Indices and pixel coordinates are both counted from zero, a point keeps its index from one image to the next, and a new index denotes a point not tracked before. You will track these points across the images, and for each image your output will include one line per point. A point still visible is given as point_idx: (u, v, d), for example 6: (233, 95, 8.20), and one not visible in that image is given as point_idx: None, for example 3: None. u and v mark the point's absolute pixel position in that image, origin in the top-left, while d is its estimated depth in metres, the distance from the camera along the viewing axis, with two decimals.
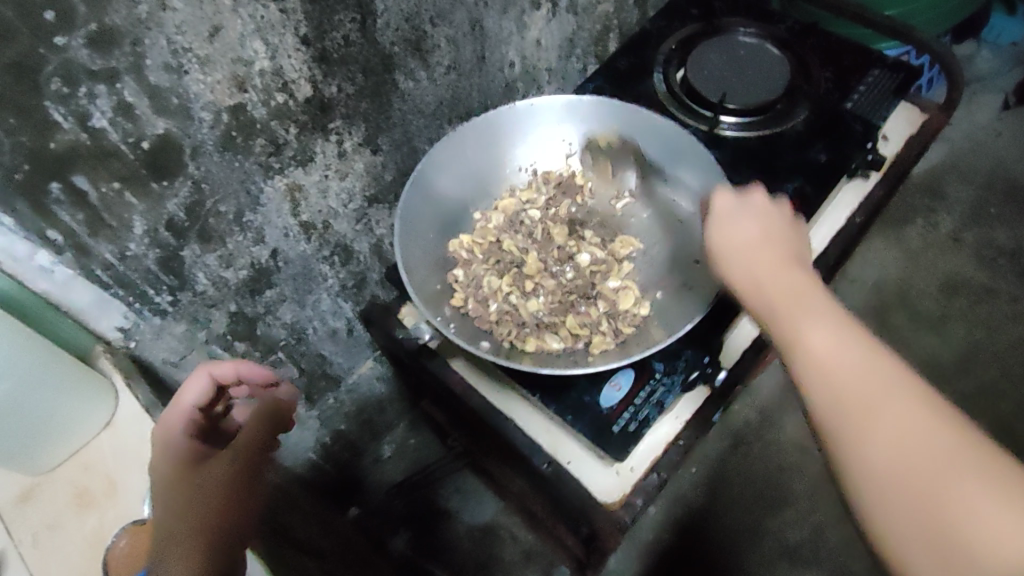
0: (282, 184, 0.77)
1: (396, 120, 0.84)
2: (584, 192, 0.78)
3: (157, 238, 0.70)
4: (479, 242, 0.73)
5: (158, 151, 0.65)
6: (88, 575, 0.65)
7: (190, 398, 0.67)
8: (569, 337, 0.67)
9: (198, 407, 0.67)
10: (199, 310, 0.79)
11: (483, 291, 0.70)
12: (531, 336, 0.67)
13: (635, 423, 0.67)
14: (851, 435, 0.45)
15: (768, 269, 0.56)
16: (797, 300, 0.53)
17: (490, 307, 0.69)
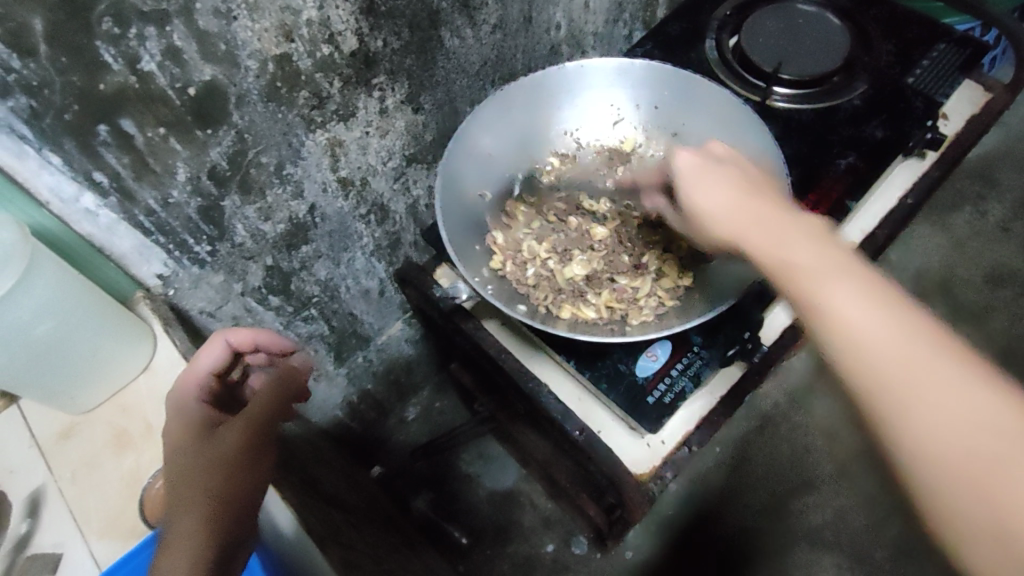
0: (323, 139, 0.77)
1: (440, 79, 0.83)
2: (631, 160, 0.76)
3: (199, 186, 0.70)
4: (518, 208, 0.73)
5: (203, 98, 0.64)
6: (122, 513, 0.66)
7: (206, 363, 0.65)
8: (605, 309, 0.67)
9: (213, 372, 0.66)
10: (237, 262, 0.79)
11: (522, 256, 0.70)
12: (567, 303, 0.67)
13: (670, 395, 0.66)
14: (913, 400, 0.42)
15: (741, 203, 0.56)
16: (778, 255, 0.51)
17: (527, 271, 0.69)
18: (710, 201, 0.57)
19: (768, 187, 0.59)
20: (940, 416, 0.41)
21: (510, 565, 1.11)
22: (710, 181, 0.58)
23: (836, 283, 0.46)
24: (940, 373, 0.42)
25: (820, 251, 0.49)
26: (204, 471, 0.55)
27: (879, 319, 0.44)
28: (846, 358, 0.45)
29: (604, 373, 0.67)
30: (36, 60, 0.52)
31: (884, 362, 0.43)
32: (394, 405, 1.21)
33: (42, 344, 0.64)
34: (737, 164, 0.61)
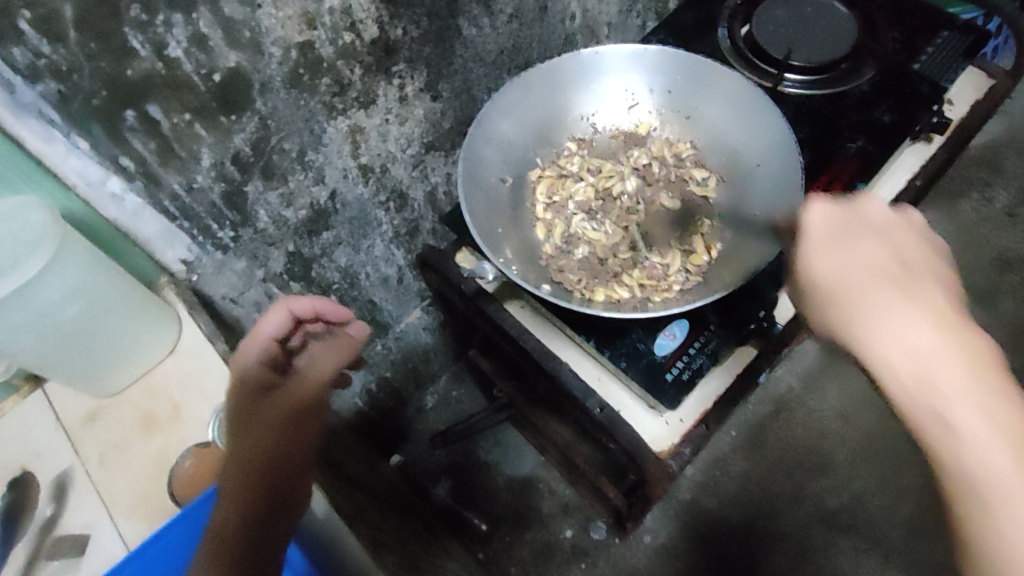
0: (344, 125, 0.78)
1: (457, 67, 0.85)
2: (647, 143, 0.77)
3: (222, 172, 0.70)
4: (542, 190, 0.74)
5: (228, 84, 0.65)
6: (150, 493, 0.67)
7: (268, 330, 0.65)
8: (635, 286, 0.68)
9: (275, 338, 0.66)
10: (259, 248, 0.80)
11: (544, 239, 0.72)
12: (598, 286, 0.68)
13: (688, 372, 0.68)
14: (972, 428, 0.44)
15: (871, 275, 0.51)
16: (929, 352, 0.47)
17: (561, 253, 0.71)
18: (842, 269, 0.52)
19: (932, 262, 0.53)
20: (1003, 470, 0.42)
21: (529, 551, 1.14)
22: (856, 246, 0.53)
23: (979, 370, 0.46)
24: (1000, 447, 0.43)
25: (943, 350, 0.47)
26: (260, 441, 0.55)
27: (984, 405, 0.44)
28: (947, 429, 0.45)
29: (625, 350, 0.68)
30: (65, 45, 0.53)
31: (997, 447, 0.43)
32: (413, 395, 1.24)
33: (71, 326, 0.65)
34: (897, 235, 0.54)
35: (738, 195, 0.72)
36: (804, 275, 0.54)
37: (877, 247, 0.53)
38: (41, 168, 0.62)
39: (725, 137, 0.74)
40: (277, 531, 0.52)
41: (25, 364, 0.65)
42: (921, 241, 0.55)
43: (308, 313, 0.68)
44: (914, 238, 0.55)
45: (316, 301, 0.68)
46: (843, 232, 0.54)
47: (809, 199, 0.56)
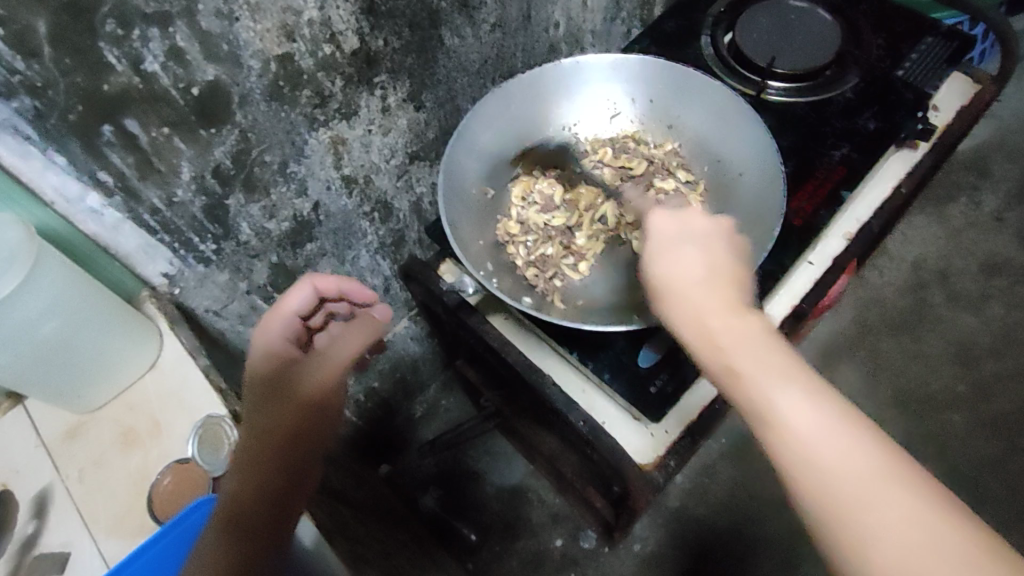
0: (326, 137, 0.78)
1: (440, 77, 0.84)
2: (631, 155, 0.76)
3: (204, 185, 0.70)
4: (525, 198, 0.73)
5: (207, 97, 0.64)
6: (128, 511, 0.66)
7: (293, 306, 0.69)
8: (612, 296, 0.68)
9: (299, 314, 0.70)
10: (242, 260, 0.80)
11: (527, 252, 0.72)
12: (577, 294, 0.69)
13: (672, 383, 0.67)
14: (799, 434, 0.46)
15: (709, 283, 0.53)
16: (740, 345, 0.49)
17: (542, 263, 0.71)
18: (680, 276, 0.54)
19: (734, 266, 0.55)
20: (829, 458, 0.44)
21: (519, 561, 1.14)
22: (682, 256, 0.55)
23: (776, 370, 0.48)
24: (829, 441, 0.45)
25: (761, 355, 0.49)
26: (286, 412, 0.58)
27: (802, 406, 0.46)
28: (806, 463, 0.45)
29: (608, 361, 0.68)
30: (39, 61, 0.52)
31: (818, 434, 0.45)
32: (402, 403, 1.23)
33: (50, 342, 0.65)
34: (709, 241, 0.56)
35: (723, 199, 0.71)
36: (648, 285, 0.56)
37: (703, 258, 0.54)
38: (16, 184, 0.61)
39: (707, 145, 0.73)
40: (289, 509, 0.54)
41: (2, 381, 0.64)
42: (732, 246, 0.56)
43: (334, 292, 0.71)
44: (728, 244, 0.56)
45: (342, 282, 0.72)
46: (677, 249, 0.55)
47: (649, 215, 0.59)
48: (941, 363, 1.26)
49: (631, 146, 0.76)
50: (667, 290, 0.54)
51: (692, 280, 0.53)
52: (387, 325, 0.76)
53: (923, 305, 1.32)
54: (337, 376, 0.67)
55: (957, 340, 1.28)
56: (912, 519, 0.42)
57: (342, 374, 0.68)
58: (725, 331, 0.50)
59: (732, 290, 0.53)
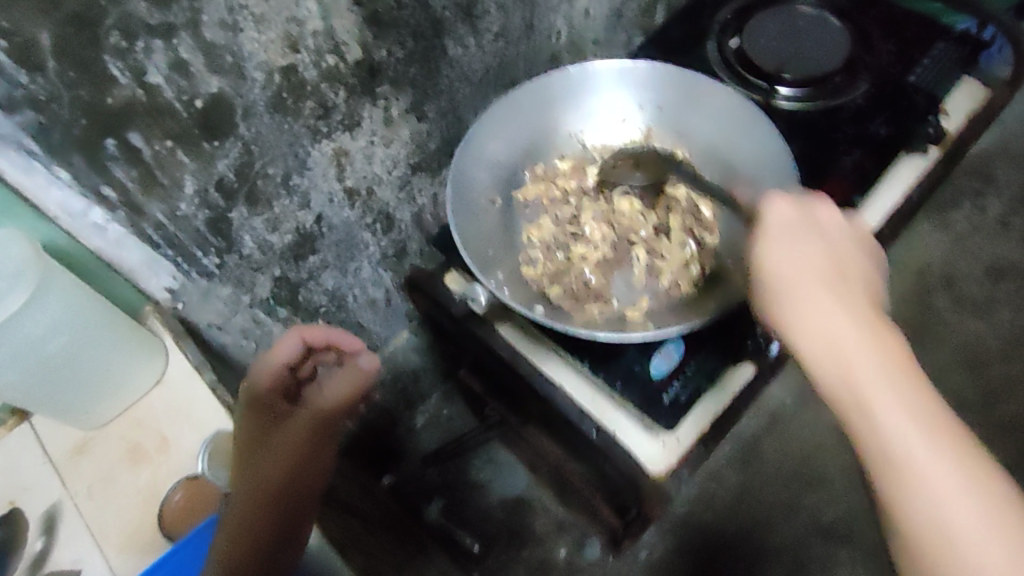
0: (329, 148, 0.77)
1: (443, 87, 0.84)
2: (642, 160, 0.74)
3: (207, 198, 0.69)
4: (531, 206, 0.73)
5: (211, 110, 0.64)
6: (137, 528, 0.66)
7: (283, 358, 0.70)
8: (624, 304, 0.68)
9: (287, 365, 0.70)
10: (245, 274, 0.79)
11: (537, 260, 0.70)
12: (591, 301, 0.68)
13: (685, 393, 0.67)
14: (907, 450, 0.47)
15: (817, 273, 0.54)
16: (856, 356, 0.51)
17: (553, 272, 0.70)
18: (797, 266, 0.55)
19: (861, 273, 0.56)
20: (936, 487, 0.46)
21: (525, 569, 1.13)
22: (797, 248, 0.55)
23: (895, 389, 0.49)
24: (944, 474, 0.46)
25: (874, 364, 0.50)
26: (267, 475, 0.59)
27: (918, 423, 0.48)
28: (911, 480, 0.46)
29: (620, 373, 0.68)
30: (43, 75, 0.52)
31: (920, 448, 0.47)
32: (404, 414, 1.22)
33: (54, 359, 0.64)
34: (837, 240, 0.57)
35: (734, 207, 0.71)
36: (757, 273, 0.56)
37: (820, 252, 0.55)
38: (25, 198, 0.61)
39: (715, 151, 0.73)
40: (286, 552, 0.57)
41: (7, 398, 0.64)
42: (863, 254, 0.58)
43: (322, 343, 0.72)
44: (854, 247, 0.58)
45: (332, 333, 0.73)
46: (805, 236, 0.56)
47: (769, 198, 0.58)
48: (947, 368, 1.25)
49: (641, 153, 0.75)
50: (777, 276, 0.55)
51: (815, 263, 0.55)
52: (374, 377, 0.76)
53: (927, 310, 1.31)
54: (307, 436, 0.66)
55: (962, 345, 1.28)
56: (998, 558, 0.44)
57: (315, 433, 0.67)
58: (842, 320, 0.52)
59: (860, 291, 0.55)
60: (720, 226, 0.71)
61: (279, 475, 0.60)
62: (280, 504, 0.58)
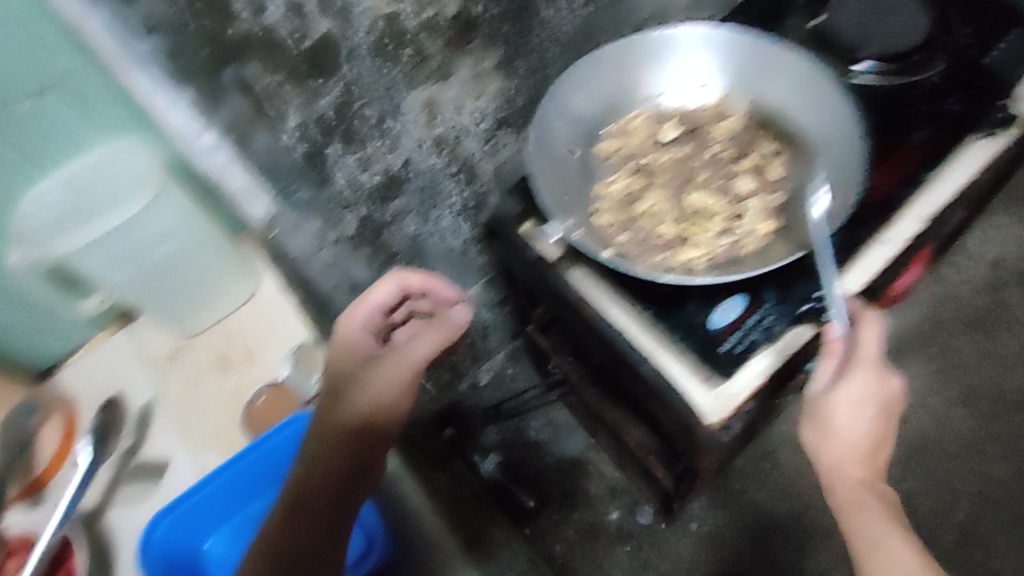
0: (422, 97, 0.81)
1: (533, 46, 0.88)
2: (719, 124, 0.78)
3: (307, 132, 0.74)
4: (612, 157, 0.77)
5: (319, 49, 0.69)
6: None
7: (377, 298, 0.75)
8: (689, 254, 0.70)
9: (381, 306, 0.76)
10: (334, 209, 0.82)
11: (611, 206, 0.74)
12: (658, 250, 0.71)
13: (741, 346, 0.69)
14: (863, 542, 0.64)
15: (859, 407, 0.65)
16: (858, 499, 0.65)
17: (621, 216, 0.73)
18: (846, 413, 0.65)
19: (889, 406, 0.66)
20: (874, 523, 0.64)
21: (575, 530, 1.17)
22: (854, 395, 0.65)
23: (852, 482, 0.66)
24: (897, 549, 0.63)
25: (846, 451, 0.66)
26: (341, 417, 0.71)
27: (880, 524, 0.64)
28: (867, 556, 0.63)
29: (684, 323, 0.70)
30: None
31: (874, 522, 0.64)
32: None
33: None
34: (888, 396, 0.66)
35: (801, 177, 0.73)
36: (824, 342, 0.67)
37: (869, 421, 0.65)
38: (150, 160, 0.90)
39: (789, 115, 0.75)
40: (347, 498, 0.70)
41: None
42: (888, 415, 0.66)
43: (417, 289, 0.75)
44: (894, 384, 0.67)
45: (424, 280, 0.75)
46: (873, 330, 0.66)
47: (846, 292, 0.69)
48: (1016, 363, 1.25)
49: (716, 117, 0.78)
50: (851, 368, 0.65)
51: (856, 421, 0.65)
52: (464, 330, 0.77)
53: (997, 306, 1.31)
54: (404, 380, 0.73)
55: None
56: None
57: (413, 374, 0.74)
58: (855, 401, 0.65)
59: (870, 447, 0.66)
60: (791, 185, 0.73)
61: (370, 394, 0.72)
62: (349, 450, 0.70)
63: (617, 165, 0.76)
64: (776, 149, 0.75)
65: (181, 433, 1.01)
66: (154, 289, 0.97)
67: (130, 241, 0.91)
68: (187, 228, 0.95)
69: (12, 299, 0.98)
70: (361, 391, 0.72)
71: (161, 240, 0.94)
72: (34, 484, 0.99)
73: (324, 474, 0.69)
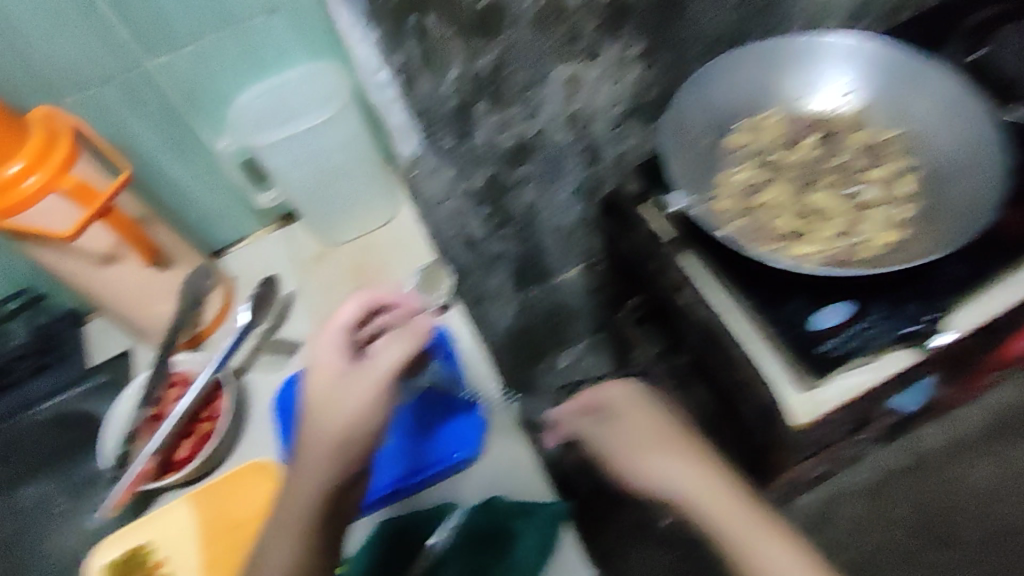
0: (566, 71, 0.86)
1: (676, 41, 0.91)
2: (860, 134, 0.78)
3: (463, 86, 0.80)
4: (742, 151, 0.78)
5: (490, 11, 0.75)
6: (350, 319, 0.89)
7: (342, 319, 0.66)
8: (802, 247, 0.71)
9: (347, 327, 0.66)
10: (468, 163, 0.89)
11: (733, 192, 0.76)
12: (776, 240, 0.72)
13: (840, 350, 0.69)
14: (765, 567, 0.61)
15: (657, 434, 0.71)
16: (720, 516, 0.64)
17: (739, 203, 0.75)
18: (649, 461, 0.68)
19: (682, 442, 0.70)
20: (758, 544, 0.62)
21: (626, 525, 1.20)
22: (631, 433, 0.71)
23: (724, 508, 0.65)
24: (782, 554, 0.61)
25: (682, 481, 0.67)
26: (309, 470, 0.60)
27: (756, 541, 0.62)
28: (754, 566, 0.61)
29: (788, 321, 0.70)
30: None
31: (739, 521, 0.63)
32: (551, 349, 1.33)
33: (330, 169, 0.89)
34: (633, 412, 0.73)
35: (933, 193, 0.73)
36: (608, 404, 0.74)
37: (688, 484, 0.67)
38: (345, 86, 0.85)
39: (928, 139, 0.75)
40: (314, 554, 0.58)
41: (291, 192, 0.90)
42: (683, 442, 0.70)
43: (379, 302, 0.67)
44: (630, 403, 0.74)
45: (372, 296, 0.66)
46: (620, 391, 0.75)
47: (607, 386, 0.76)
48: None
49: (855, 128, 0.78)
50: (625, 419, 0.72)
51: (664, 447, 0.70)
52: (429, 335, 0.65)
53: None
54: (373, 399, 0.62)
55: None
56: None
57: (382, 390, 0.62)
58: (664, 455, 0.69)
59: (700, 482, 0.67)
60: (918, 202, 0.73)
61: (331, 417, 0.61)
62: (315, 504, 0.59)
63: (742, 162, 0.77)
64: (913, 163, 0.76)
65: (314, 322, 0.87)
66: (316, 206, 0.92)
67: (313, 152, 0.85)
68: (353, 150, 0.88)
69: (210, 170, 0.92)
70: (330, 416, 0.61)
71: (337, 155, 0.87)
72: (147, 333, 0.85)
73: (300, 506, 0.59)
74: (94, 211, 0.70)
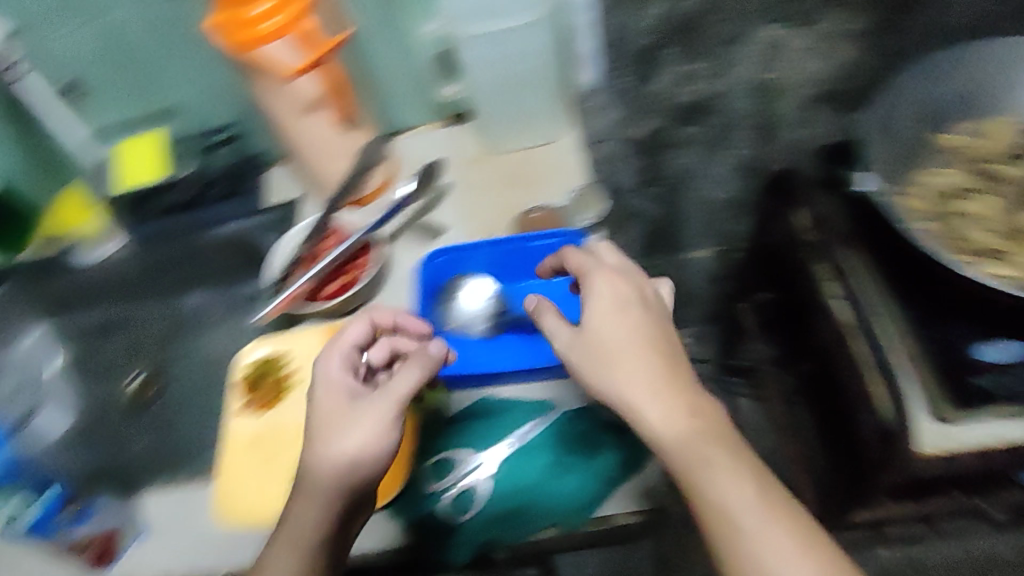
0: (770, 32, 0.84)
1: (905, 20, 0.83)
2: None
3: (660, 26, 0.83)
4: (952, 151, 0.77)
5: None
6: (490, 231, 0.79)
7: (351, 338, 0.64)
8: (989, 258, 0.72)
9: (356, 346, 0.65)
10: (645, 105, 0.91)
11: (929, 192, 0.75)
12: (963, 249, 0.72)
13: (981, 388, 0.69)
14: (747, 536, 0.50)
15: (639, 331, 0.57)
16: (704, 455, 0.52)
17: (934, 205, 0.75)
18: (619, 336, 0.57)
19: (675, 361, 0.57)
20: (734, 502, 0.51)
21: None
22: (619, 326, 0.57)
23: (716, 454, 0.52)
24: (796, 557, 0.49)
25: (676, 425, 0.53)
26: (302, 525, 0.55)
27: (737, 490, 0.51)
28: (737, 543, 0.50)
29: (944, 337, 0.72)
30: None
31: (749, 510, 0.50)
32: None
33: (516, 80, 0.80)
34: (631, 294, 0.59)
35: None
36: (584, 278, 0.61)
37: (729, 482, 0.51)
38: None
39: None
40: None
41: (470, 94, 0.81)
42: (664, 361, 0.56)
43: (388, 322, 0.68)
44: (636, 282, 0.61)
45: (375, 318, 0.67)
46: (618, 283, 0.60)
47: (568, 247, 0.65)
48: None
49: None
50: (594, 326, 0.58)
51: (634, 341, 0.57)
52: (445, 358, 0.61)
53: None
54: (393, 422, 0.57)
55: None
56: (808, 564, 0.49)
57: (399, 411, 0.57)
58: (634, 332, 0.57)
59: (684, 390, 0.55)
60: None
61: (327, 469, 0.55)
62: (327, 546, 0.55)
63: (948, 161, 0.77)
64: None
65: (463, 223, 0.81)
66: (495, 103, 0.81)
67: (503, 54, 0.76)
68: (540, 63, 0.78)
69: (404, 53, 0.85)
70: (329, 443, 0.56)
71: (520, 65, 0.78)
72: (315, 189, 0.88)
73: (307, 507, 0.55)
74: (308, 66, 0.71)
